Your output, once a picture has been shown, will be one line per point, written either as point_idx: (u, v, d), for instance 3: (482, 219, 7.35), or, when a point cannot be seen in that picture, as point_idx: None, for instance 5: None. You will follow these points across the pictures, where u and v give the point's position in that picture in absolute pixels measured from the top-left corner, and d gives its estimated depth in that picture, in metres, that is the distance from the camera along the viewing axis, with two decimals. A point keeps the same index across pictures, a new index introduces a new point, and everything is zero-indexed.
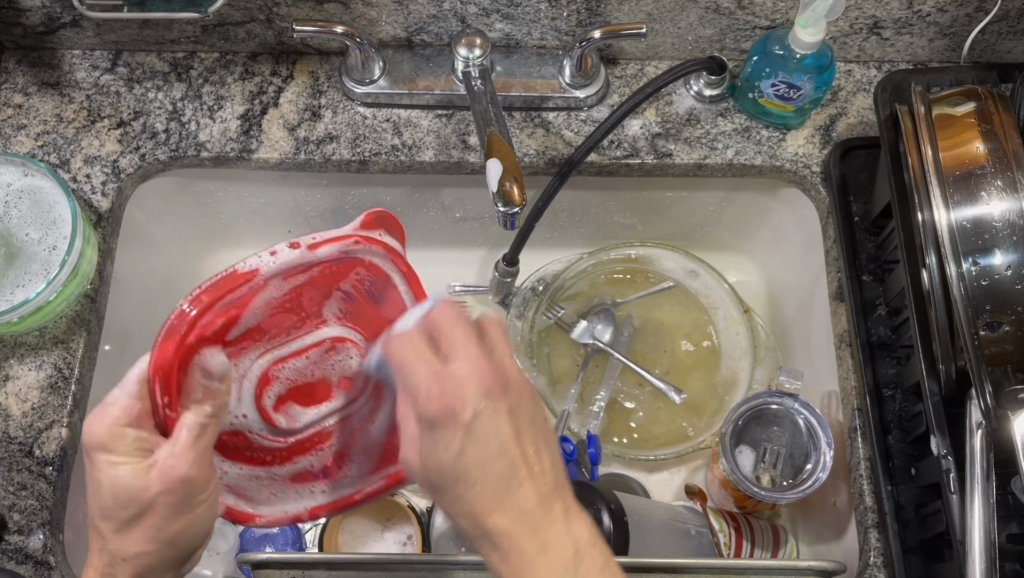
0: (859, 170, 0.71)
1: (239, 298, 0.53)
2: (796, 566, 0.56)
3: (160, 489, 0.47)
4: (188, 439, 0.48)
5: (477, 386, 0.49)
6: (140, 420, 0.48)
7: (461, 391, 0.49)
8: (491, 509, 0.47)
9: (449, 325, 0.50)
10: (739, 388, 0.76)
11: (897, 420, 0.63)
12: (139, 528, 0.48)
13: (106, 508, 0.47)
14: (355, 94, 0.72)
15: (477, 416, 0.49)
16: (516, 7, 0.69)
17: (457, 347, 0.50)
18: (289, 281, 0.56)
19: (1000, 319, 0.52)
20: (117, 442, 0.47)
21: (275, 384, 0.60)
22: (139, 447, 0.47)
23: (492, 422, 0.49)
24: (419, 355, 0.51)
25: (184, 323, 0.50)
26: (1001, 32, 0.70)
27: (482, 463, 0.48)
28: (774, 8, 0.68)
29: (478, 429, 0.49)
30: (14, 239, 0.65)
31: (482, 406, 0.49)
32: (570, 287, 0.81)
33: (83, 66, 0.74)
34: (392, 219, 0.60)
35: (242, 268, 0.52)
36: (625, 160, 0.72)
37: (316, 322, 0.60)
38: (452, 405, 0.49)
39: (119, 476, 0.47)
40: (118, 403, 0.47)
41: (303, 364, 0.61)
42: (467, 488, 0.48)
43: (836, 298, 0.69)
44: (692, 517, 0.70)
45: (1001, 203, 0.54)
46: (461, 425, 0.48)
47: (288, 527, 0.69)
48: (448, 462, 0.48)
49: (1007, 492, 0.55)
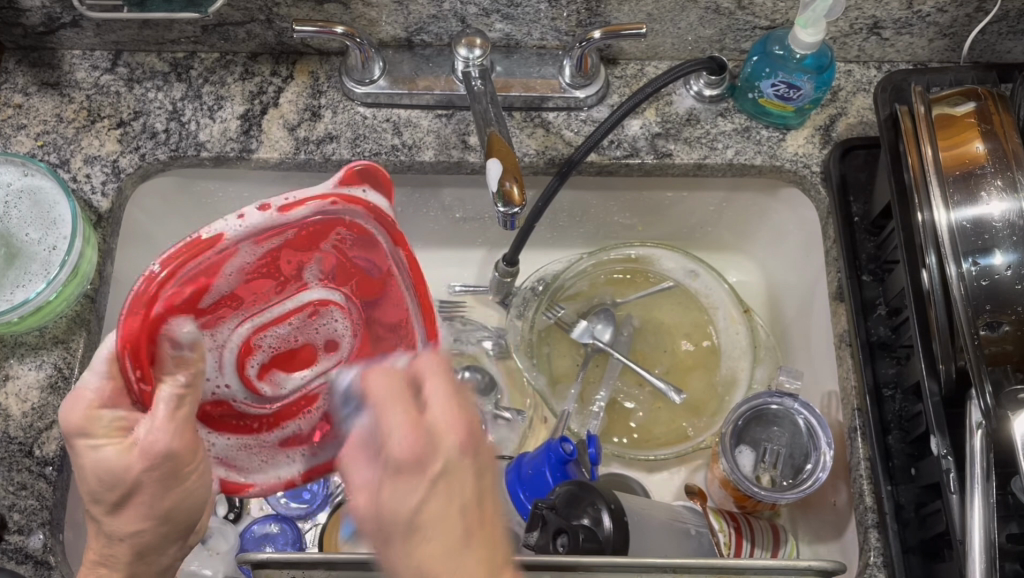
0: (859, 170, 0.71)
1: (206, 266, 0.52)
2: (795, 566, 0.56)
3: (143, 467, 0.50)
4: (165, 414, 0.50)
5: (455, 439, 0.49)
6: (115, 401, 0.50)
7: (437, 442, 0.48)
8: (441, 566, 0.46)
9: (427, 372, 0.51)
10: (739, 387, 0.76)
11: (897, 420, 0.63)
12: (131, 508, 0.52)
13: (94, 491, 0.51)
14: (355, 94, 0.72)
15: (447, 468, 0.48)
16: (516, 7, 0.69)
17: (432, 395, 0.50)
18: (260, 246, 0.54)
19: (1000, 319, 0.52)
20: (94, 424, 0.49)
21: (259, 352, 0.62)
22: (116, 426, 0.50)
23: (460, 477, 0.48)
24: (395, 400, 0.49)
25: (151, 288, 0.49)
26: (1001, 32, 0.70)
27: (440, 517, 0.47)
28: (774, 8, 0.68)
29: (444, 483, 0.48)
30: (14, 240, 0.65)
31: (454, 459, 0.48)
32: (570, 287, 0.81)
33: (83, 66, 0.74)
34: (379, 173, 0.54)
35: (206, 235, 0.50)
36: (625, 160, 0.72)
37: (298, 285, 0.60)
38: (424, 453, 0.48)
39: (102, 456, 0.49)
40: (90, 387, 0.48)
41: (285, 332, 0.62)
42: (417, 543, 0.47)
43: (836, 298, 0.69)
44: (692, 517, 0.70)
45: (1001, 203, 0.54)
46: (428, 475, 0.48)
47: (288, 528, 0.70)
48: (405, 512, 0.47)
49: (1007, 492, 0.55)
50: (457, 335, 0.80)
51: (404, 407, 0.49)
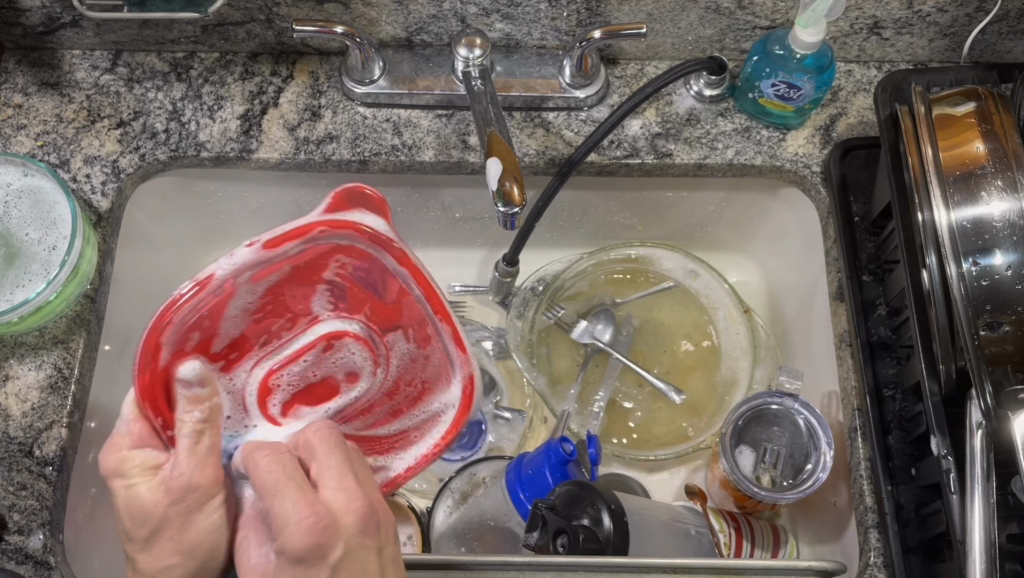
0: (859, 170, 0.70)
1: (207, 308, 0.54)
2: (796, 566, 0.56)
3: (168, 502, 0.50)
4: (185, 448, 0.51)
5: (353, 515, 0.46)
6: (148, 440, 0.53)
7: (336, 527, 0.46)
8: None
9: (320, 450, 0.50)
10: (739, 388, 0.76)
11: (897, 420, 0.63)
12: (162, 543, 0.50)
13: (126, 529, 0.50)
14: (355, 94, 0.72)
15: (350, 553, 0.46)
16: (516, 7, 0.69)
17: (331, 473, 0.48)
18: (258, 283, 0.56)
19: (1000, 319, 0.52)
20: (127, 464, 0.52)
21: (279, 393, 0.61)
22: (148, 465, 0.52)
23: (363, 558, 0.46)
24: (288, 479, 0.46)
25: (155, 335, 0.53)
26: (1001, 32, 0.70)
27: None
28: (774, 8, 0.68)
29: (346, 567, 0.46)
30: (14, 239, 0.65)
31: (355, 541, 0.46)
32: (570, 287, 0.81)
33: (83, 66, 0.74)
34: (366, 197, 0.56)
35: (201, 276, 0.52)
36: (625, 160, 0.72)
37: (309, 319, 0.62)
38: (325, 544, 0.45)
39: (138, 492, 0.51)
40: (121, 430, 0.53)
41: (300, 368, 0.62)
42: None
43: (836, 298, 0.69)
44: (692, 517, 0.70)
45: (1001, 203, 0.54)
46: (330, 562, 0.45)
47: None
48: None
49: (1008, 492, 0.55)
50: None
51: (301, 491, 0.46)
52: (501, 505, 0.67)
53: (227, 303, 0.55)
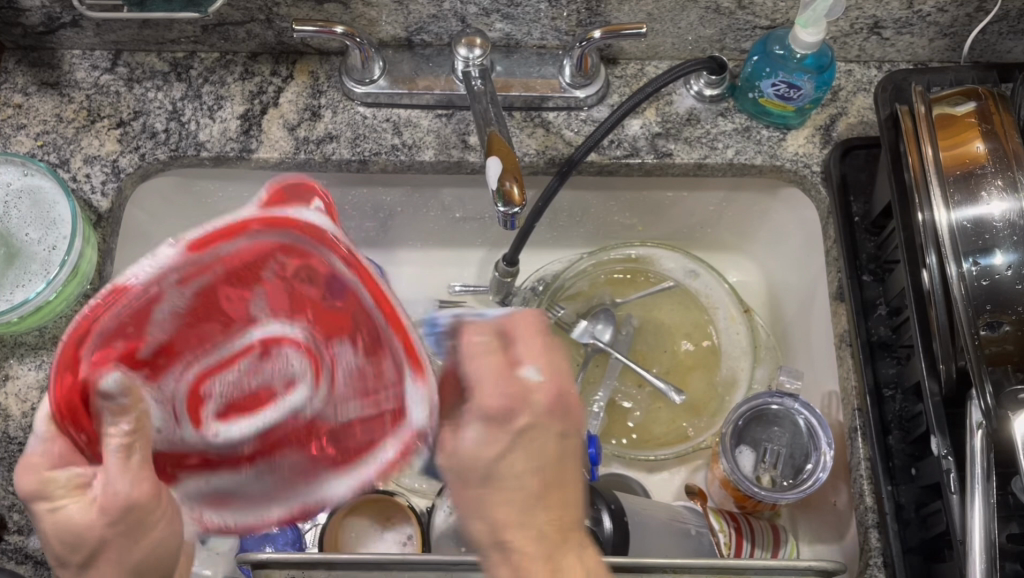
0: (859, 170, 0.70)
1: (128, 315, 0.48)
2: (795, 566, 0.56)
3: (104, 523, 0.45)
4: (115, 464, 0.44)
5: (547, 399, 0.45)
6: (70, 459, 0.46)
7: (526, 397, 0.45)
8: (508, 517, 0.45)
9: (526, 335, 0.47)
10: (739, 388, 0.76)
11: (897, 420, 0.63)
12: (105, 562, 0.46)
13: (60, 555, 0.46)
14: (355, 94, 0.72)
15: (534, 424, 0.45)
16: (516, 7, 0.69)
17: (534, 356, 0.46)
18: (187, 286, 0.49)
19: (1000, 319, 0.52)
20: (51, 486, 0.45)
21: (210, 403, 0.56)
22: (75, 483, 0.46)
23: (545, 436, 0.46)
24: (485, 350, 0.46)
25: (72, 347, 0.45)
26: (1001, 32, 0.70)
27: (521, 473, 0.45)
28: (774, 8, 0.68)
29: (529, 437, 0.45)
30: (14, 240, 0.65)
31: (542, 418, 0.45)
32: (570, 287, 0.80)
33: (82, 66, 0.74)
34: (303, 190, 0.49)
35: (122, 283, 0.46)
36: (625, 160, 0.72)
37: (242, 326, 0.57)
38: (511, 409, 0.45)
39: (64, 518, 0.45)
40: (36, 450, 0.45)
41: (235, 377, 0.58)
42: (490, 492, 0.45)
43: (836, 298, 0.69)
44: (692, 517, 0.69)
45: (1001, 202, 0.53)
46: (514, 428, 0.45)
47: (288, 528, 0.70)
48: (484, 461, 0.45)
49: (1008, 492, 0.55)
50: None
51: (502, 375, 0.45)
52: None
53: (154, 307, 0.49)
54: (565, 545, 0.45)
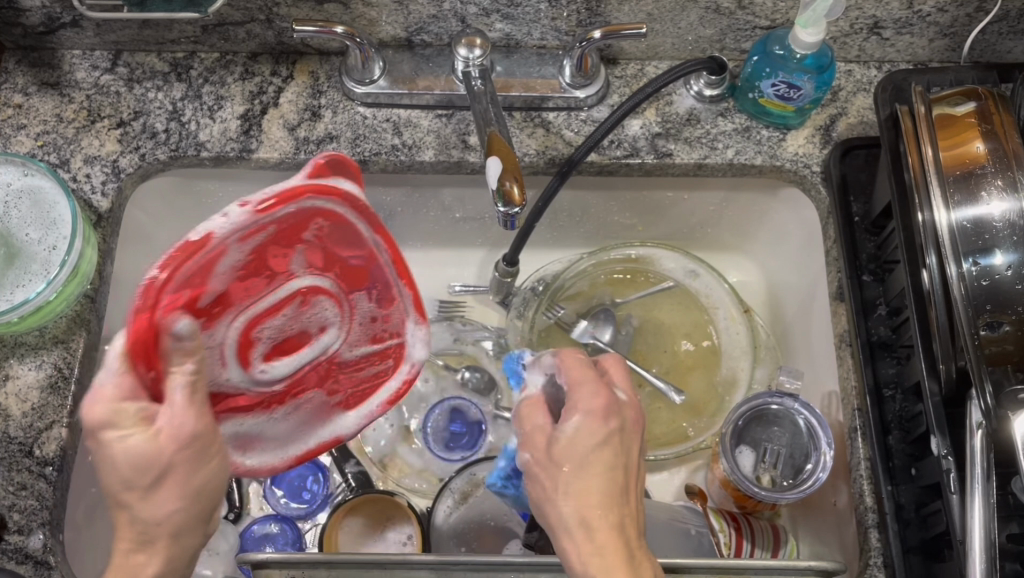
0: (859, 170, 0.70)
1: (196, 271, 0.45)
2: (795, 566, 0.56)
3: (175, 447, 0.43)
4: (183, 399, 0.43)
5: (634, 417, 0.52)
6: (138, 393, 0.43)
7: (622, 410, 0.51)
8: (595, 505, 0.47)
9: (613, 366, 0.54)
10: (739, 388, 0.76)
11: (897, 420, 0.63)
12: (168, 486, 0.43)
13: (126, 478, 0.43)
14: (355, 94, 0.72)
15: (625, 431, 0.51)
16: (516, 7, 0.69)
17: (621, 382, 0.53)
18: (247, 243, 0.47)
19: (1000, 319, 0.52)
20: (120, 416, 0.42)
21: (259, 345, 0.53)
22: (142, 415, 0.43)
23: (628, 444, 0.51)
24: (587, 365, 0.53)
25: (153, 296, 0.43)
26: (1001, 32, 0.70)
27: (613, 465, 0.49)
28: (774, 8, 0.68)
29: (621, 440, 0.50)
30: (14, 239, 0.65)
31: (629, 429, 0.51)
32: (570, 287, 0.80)
33: (83, 66, 0.74)
34: (345, 165, 0.50)
35: (194, 238, 0.44)
36: (625, 160, 0.72)
37: (284, 276, 0.52)
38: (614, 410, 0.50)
39: (132, 446, 0.42)
40: (106, 384, 0.43)
41: (281, 323, 0.53)
42: (583, 476, 0.48)
43: (836, 298, 0.69)
44: (692, 517, 0.69)
45: (1001, 203, 0.53)
46: (615, 427, 0.50)
47: (288, 529, 0.71)
48: (581, 450, 0.48)
49: (1008, 492, 0.55)
50: (457, 335, 0.81)
51: (600, 385, 0.51)
52: (502, 505, 0.69)
53: (216, 263, 0.46)
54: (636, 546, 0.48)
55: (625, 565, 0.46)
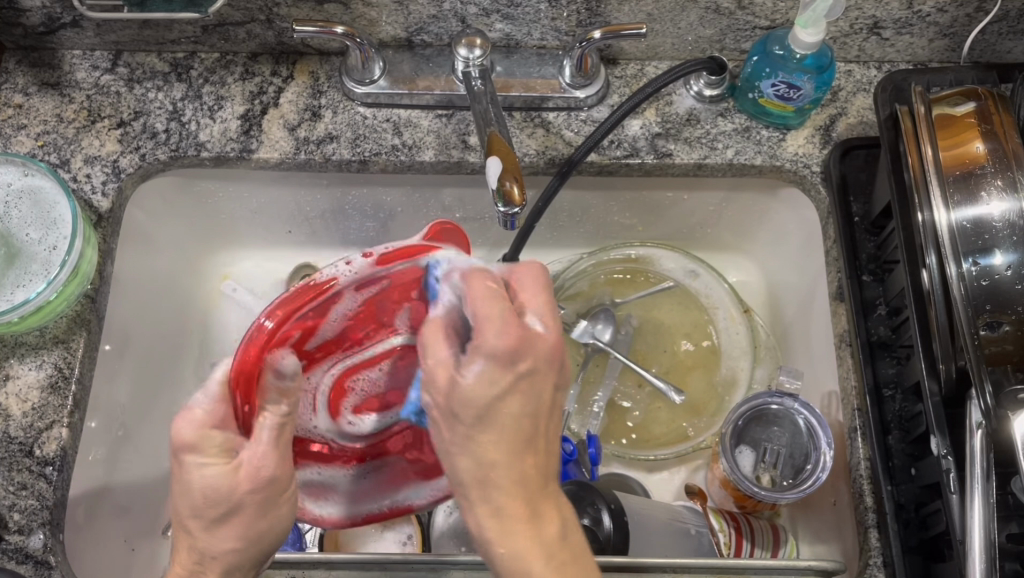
0: (859, 171, 0.70)
1: (316, 317, 0.48)
2: (796, 566, 0.56)
3: (248, 488, 0.44)
4: (270, 439, 0.45)
5: (550, 353, 0.45)
6: (227, 422, 0.45)
7: (534, 347, 0.44)
8: (497, 456, 0.44)
9: (528, 291, 0.47)
10: (739, 388, 0.76)
11: (897, 420, 0.63)
12: (231, 525, 0.45)
13: (195, 507, 0.44)
14: (355, 94, 0.72)
15: (535, 372, 0.45)
16: (516, 7, 0.69)
17: (538, 306, 0.46)
18: (360, 294, 0.48)
19: (999, 319, 0.52)
20: (205, 443, 0.44)
21: (350, 396, 0.56)
22: (225, 447, 0.45)
23: (540, 386, 0.45)
24: (501, 293, 0.44)
25: (266, 336, 0.45)
26: (1001, 32, 0.70)
27: (516, 415, 0.44)
28: (774, 8, 0.68)
29: (529, 383, 0.44)
30: (14, 240, 0.65)
31: (542, 367, 0.45)
32: (570, 287, 0.81)
33: (83, 66, 0.74)
34: (457, 230, 0.52)
35: (319, 279, 0.46)
36: (625, 160, 0.72)
37: (389, 330, 0.53)
38: (521, 353, 0.44)
39: (208, 476, 0.44)
40: (201, 406, 0.44)
41: (376, 377, 0.56)
42: (484, 430, 0.44)
43: (836, 298, 0.69)
44: (692, 517, 0.69)
45: (1001, 203, 0.53)
46: (518, 372, 0.44)
47: (287, 528, 0.70)
48: (483, 401, 0.43)
49: (1007, 492, 0.55)
50: None
51: (511, 320, 0.43)
52: None
53: (329, 309, 0.48)
54: (540, 494, 0.45)
55: (526, 520, 0.44)
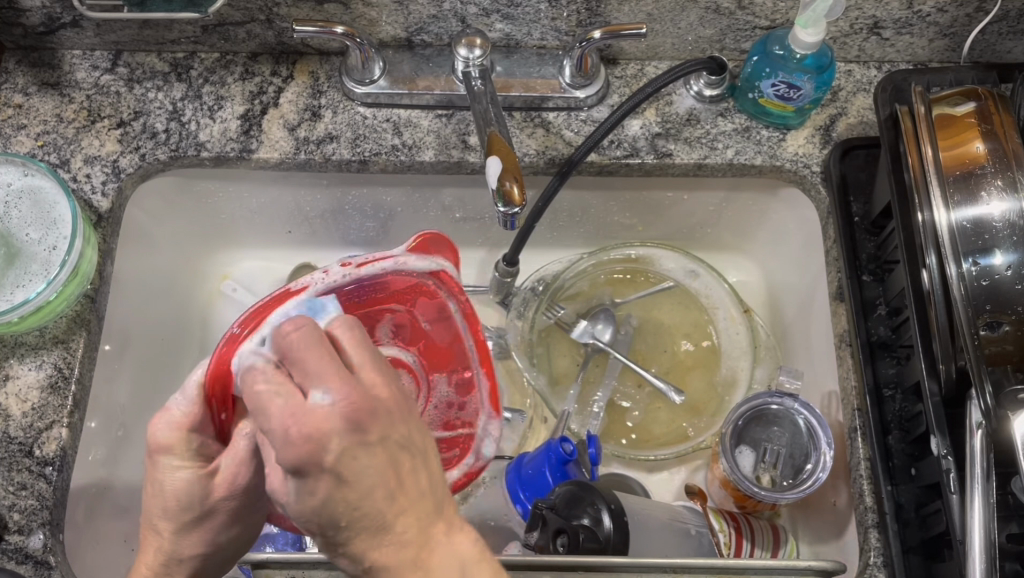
0: (859, 170, 0.70)
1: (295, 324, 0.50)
2: (796, 566, 0.56)
3: (222, 496, 0.48)
4: (246, 450, 0.47)
5: (347, 420, 0.37)
6: (204, 427, 0.48)
7: (321, 429, 0.36)
8: (366, 547, 0.38)
9: (304, 349, 0.39)
10: (739, 388, 0.76)
11: (897, 420, 0.63)
12: (200, 530, 0.49)
13: (169, 508, 0.47)
14: (355, 94, 0.72)
15: (345, 455, 0.37)
16: (516, 7, 0.69)
17: (320, 374, 0.38)
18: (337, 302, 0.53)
19: (1000, 319, 0.52)
20: (183, 445, 0.47)
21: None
22: (201, 453, 0.48)
23: (363, 462, 0.37)
24: (283, 378, 0.39)
25: (234, 345, 0.46)
26: (1001, 32, 0.70)
27: (359, 501, 0.37)
28: (774, 8, 0.68)
29: (349, 468, 0.37)
30: (14, 240, 0.65)
31: (350, 441, 0.37)
32: (570, 287, 0.81)
33: (83, 66, 0.74)
34: (444, 241, 0.56)
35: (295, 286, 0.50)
36: (625, 160, 0.72)
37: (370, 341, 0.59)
38: (314, 445, 0.36)
39: (180, 479, 0.47)
40: (179, 408, 0.47)
41: None
42: (339, 531, 0.38)
43: (836, 298, 0.69)
44: (692, 517, 0.70)
45: (1001, 203, 0.53)
46: (327, 470, 0.36)
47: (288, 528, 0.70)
48: (320, 508, 0.37)
49: (1007, 492, 0.55)
50: None
51: (286, 411, 0.37)
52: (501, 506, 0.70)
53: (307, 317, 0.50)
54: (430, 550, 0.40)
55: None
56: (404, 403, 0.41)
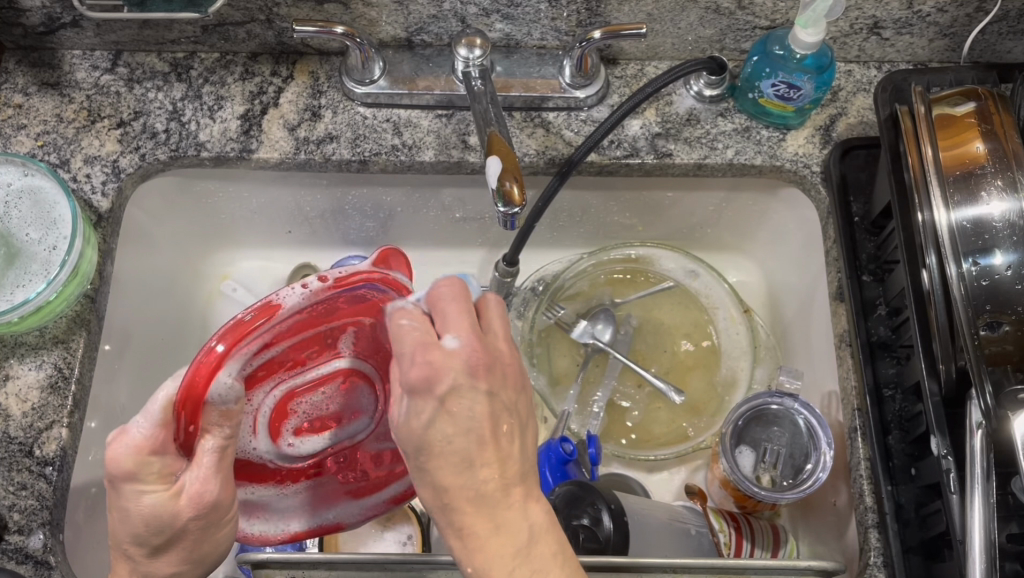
0: (859, 170, 0.70)
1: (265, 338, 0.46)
2: (796, 566, 0.56)
3: (190, 515, 0.44)
4: (212, 462, 0.44)
5: (467, 364, 0.43)
6: (167, 447, 0.43)
7: (445, 366, 0.43)
8: (450, 482, 0.43)
9: (448, 302, 0.45)
10: (739, 388, 0.76)
11: (897, 420, 0.63)
12: (172, 551, 0.46)
13: (140, 534, 0.44)
14: (355, 94, 0.72)
15: (456, 391, 0.43)
16: (516, 7, 0.69)
17: (455, 325, 0.44)
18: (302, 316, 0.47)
19: (1000, 319, 0.52)
20: (144, 470, 0.43)
21: (294, 417, 0.54)
22: (164, 473, 0.44)
23: (468, 402, 0.43)
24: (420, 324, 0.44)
25: (213, 359, 0.43)
26: (1001, 32, 0.70)
27: (451, 437, 0.43)
28: (774, 8, 0.68)
29: (454, 406, 0.43)
30: (14, 240, 0.65)
31: (462, 382, 0.43)
32: (570, 287, 0.81)
33: (83, 66, 0.74)
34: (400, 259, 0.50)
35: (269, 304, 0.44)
36: (625, 160, 0.72)
37: (331, 353, 0.53)
38: (432, 377, 0.43)
39: (146, 505, 0.43)
40: (139, 431, 0.42)
41: (319, 399, 0.55)
42: (427, 460, 0.44)
43: (836, 298, 0.69)
44: (692, 518, 0.70)
45: (1001, 203, 0.53)
46: (437, 398, 0.43)
47: None
48: (416, 437, 0.43)
49: (1008, 492, 0.55)
50: None
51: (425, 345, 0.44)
52: None
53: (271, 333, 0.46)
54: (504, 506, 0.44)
55: (493, 533, 0.43)
56: (519, 375, 0.47)
